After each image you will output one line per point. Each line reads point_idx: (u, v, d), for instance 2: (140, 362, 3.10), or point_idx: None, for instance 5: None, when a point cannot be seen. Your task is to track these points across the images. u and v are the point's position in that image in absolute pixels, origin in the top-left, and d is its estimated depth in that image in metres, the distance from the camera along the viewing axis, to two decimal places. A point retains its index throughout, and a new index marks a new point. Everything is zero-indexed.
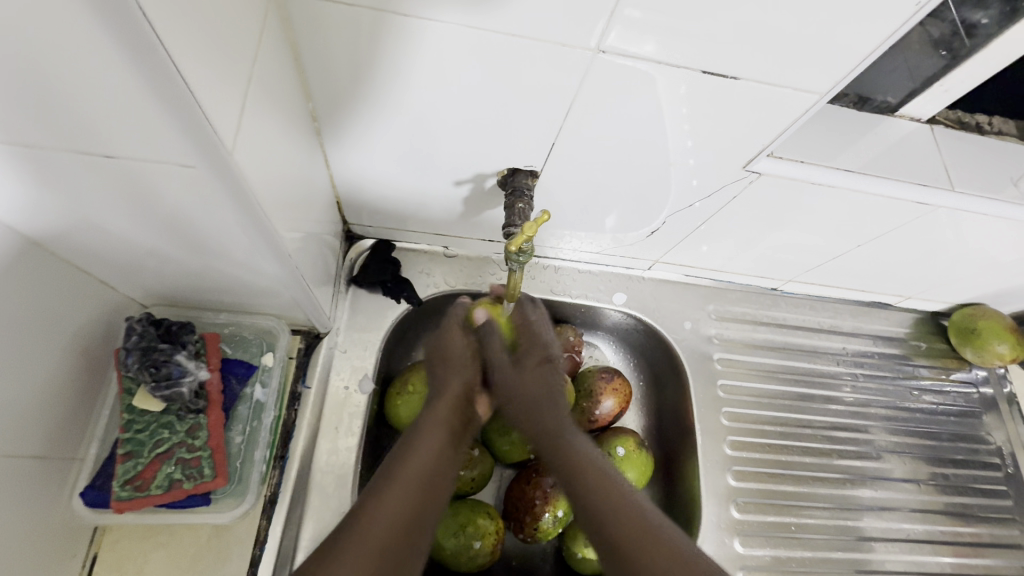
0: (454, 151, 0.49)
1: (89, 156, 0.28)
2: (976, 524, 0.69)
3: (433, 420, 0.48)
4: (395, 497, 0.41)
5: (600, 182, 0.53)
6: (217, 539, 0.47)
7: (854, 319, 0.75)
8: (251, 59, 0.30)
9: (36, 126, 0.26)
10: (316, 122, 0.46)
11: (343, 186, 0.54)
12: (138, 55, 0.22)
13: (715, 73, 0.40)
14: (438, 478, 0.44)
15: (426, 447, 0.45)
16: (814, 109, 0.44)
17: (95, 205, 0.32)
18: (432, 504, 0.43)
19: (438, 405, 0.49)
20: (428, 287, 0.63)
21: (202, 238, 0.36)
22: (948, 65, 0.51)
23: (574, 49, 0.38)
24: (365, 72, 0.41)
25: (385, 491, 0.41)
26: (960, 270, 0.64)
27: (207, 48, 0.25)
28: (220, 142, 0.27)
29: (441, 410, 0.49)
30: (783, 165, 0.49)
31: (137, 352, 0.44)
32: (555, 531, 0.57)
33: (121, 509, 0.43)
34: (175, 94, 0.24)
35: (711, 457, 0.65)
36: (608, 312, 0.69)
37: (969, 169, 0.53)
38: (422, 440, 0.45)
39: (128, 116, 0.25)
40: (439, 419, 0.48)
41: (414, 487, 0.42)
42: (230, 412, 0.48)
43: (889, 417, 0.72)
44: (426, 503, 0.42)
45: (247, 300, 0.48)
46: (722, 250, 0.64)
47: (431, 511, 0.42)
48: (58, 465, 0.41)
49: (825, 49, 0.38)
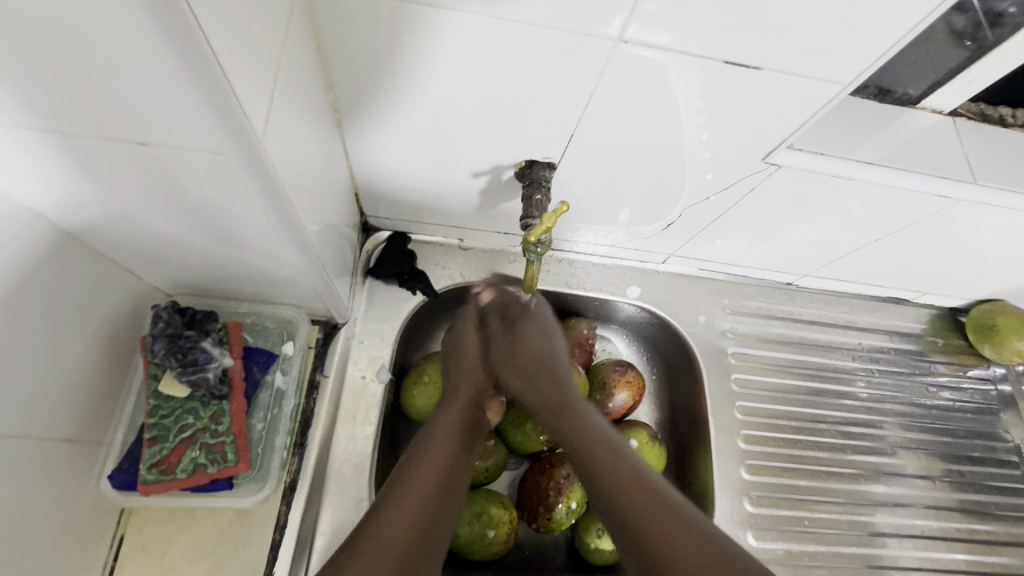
0: (472, 143, 0.49)
1: (122, 143, 0.28)
2: (992, 522, 0.68)
3: (452, 410, 0.52)
4: (414, 499, 0.43)
5: (616, 175, 0.53)
6: (239, 524, 0.48)
7: (870, 315, 0.74)
8: (279, 49, 0.30)
9: (72, 114, 0.26)
10: (337, 113, 0.46)
11: (361, 177, 0.55)
12: (177, 43, 0.22)
13: (737, 63, 0.40)
14: (449, 481, 0.46)
15: (436, 453, 0.47)
16: (836, 100, 0.43)
17: (127, 194, 0.33)
18: (446, 505, 0.45)
19: (447, 412, 0.52)
20: (443, 279, 0.64)
21: (228, 228, 0.37)
22: (972, 56, 0.51)
23: (595, 39, 0.38)
24: (387, 64, 0.41)
25: (400, 498, 0.43)
26: (979, 266, 0.64)
27: (241, 38, 0.25)
28: (252, 131, 0.27)
29: (450, 417, 0.51)
30: (803, 157, 0.49)
31: (164, 339, 0.45)
32: (568, 522, 0.57)
33: (147, 492, 0.44)
34: (211, 81, 0.24)
35: (724, 451, 0.65)
36: (622, 305, 0.69)
37: (992, 162, 0.52)
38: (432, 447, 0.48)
39: (162, 104, 0.26)
40: (448, 425, 0.51)
41: (429, 487, 0.45)
42: (252, 399, 0.50)
43: (904, 413, 0.72)
44: (438, 510, 0.44)
45: (269, 290, 0.49)
46: (738, 243, 0.64)
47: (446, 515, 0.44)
48: (87, 447, 0.42)
49: (849, 40, 0.37)
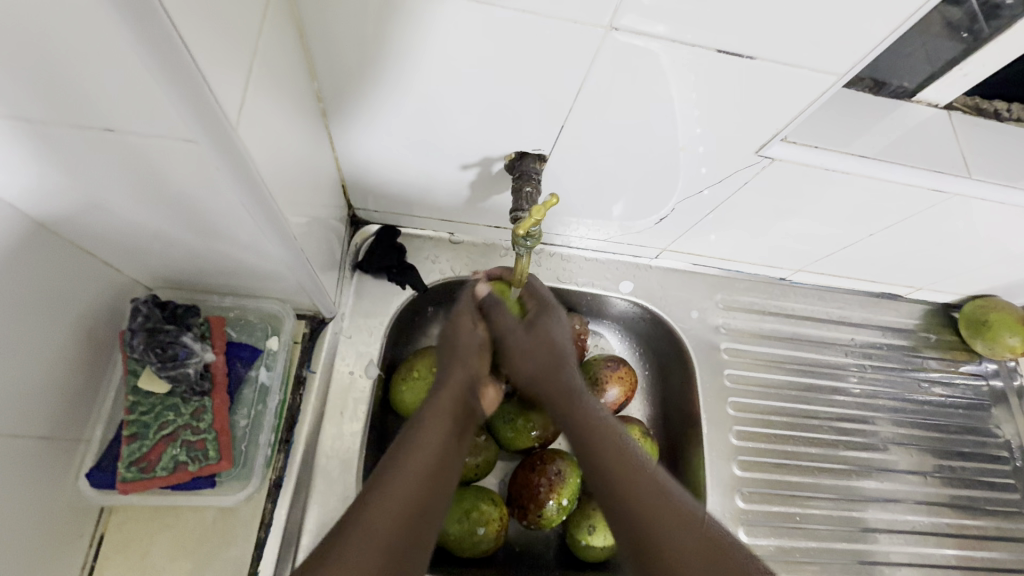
0: (460, 134, 0.48)
1: (90, 131, 0.27)
2: (982, 517, 0.68)
3: (449, 393, 0.49)
4: (410, 483, 0.41)
5: (608, 167, 0.52)
6: (223, 522, 0.47)
7: (863, 310, 0.74)
8: (255, 34, 0.29)
9: (35, 99, 0.25)
10: (322, 102, 0.45)
11: (348, 169, 0.53)
12: (140, 24, 0.21)
13: (730, 53, 0.39)
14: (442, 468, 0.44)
15: (431, 437, 0.45)
16: (831, 91, 0.42)
17: (100, 184, 0.32)
18: (440, 488, 0.43)
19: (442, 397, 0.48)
20: (433, 273, 0.63)
21: (206, 219, 0.35)
22: (969, 49, 0.50)
23: (585, 28, 0.37)
24: (372, 51, 0.40)
25: (394, 480, 0.41)
26: (973, 261, 0.63)
27: (211, 19, 0.24)
28: (225, 117, 0.26)
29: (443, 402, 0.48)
30: (797, 150, 0.48)
31: (143, 333, 0.43)
32: (559, 518, 0.57)
33: (126, 490, 0.43)
34: (179, 66, 0.23)
35: (716, 447, 0.64)
36: (615, 300, 0.68)
37: (987, 156, 0.52)
38: (425, 432, 0.45)
39: (129, 89, 0.24)
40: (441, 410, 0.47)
41: (429, 469, 0.43)
42: (235, 395, 0.49)
43: (896, 409, 0.72)
44: (431, 495, 0.42)
45: (253, 284, 0.48)
46: (731, 238, 0.63)
47: (439, 499, 0.43)
48: (64, 445, 0.41)
49: (845, 29, 0.37)
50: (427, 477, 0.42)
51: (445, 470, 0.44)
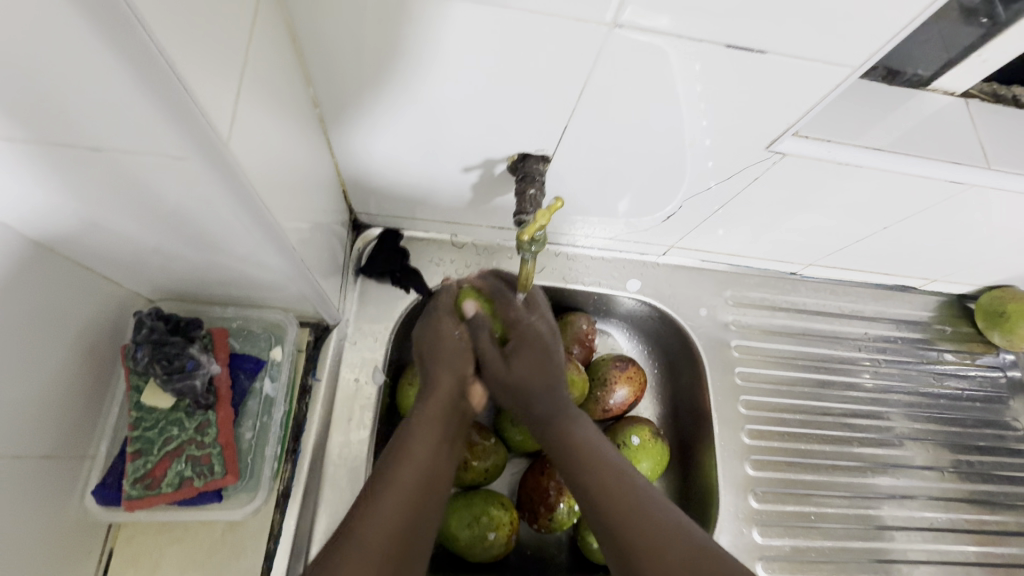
0: (461, 137, 0.47)
1: (76, 150, 0.26)
2: (1002, 512, 0.67)
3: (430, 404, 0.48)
4: (389, 507, 0.41)
5: (615, 164, 0.50)
6: (232, 535, 0.46)
7: (876, 303, 0.72)
8: (245, 44, 0.28)
9: (20, 123, 0.24)
10: (318, 108, 0.44)
11: (348, 173, 0.53)
12: (118, 39, 0.20)
13: (739, 47, 0.37)
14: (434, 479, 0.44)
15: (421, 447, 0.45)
16: (846, 83, 0.41)
17: (95, 203, 0.31)
18: (431, 502, 0.43)
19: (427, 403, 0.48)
20: (437, 276, 0.62)
21: (203, 235, 0.35)
22: (987, 34, 0.48)
23: (587, 24, 0.36)
24: (368, 54, 0.39)
25: (381, 499, 0.41)
26: (991, 251, 0.62)
27: (193, 34, 0.23)
28: (214, 133, 0.25)
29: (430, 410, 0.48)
30: (808, 144, 0.47)
31: (149, 345, 0.43)
32: (569, 521, 0.56)
33: (132, 507, 0.43)
34: (156, 78, 0.22)
35: (728, 447, 0.63)
36: (621, 298, 0.67)
37: (1006, 143, 0.50)
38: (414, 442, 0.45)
39: (116, 108, 0.24)
40: (430, 420, 0.47)
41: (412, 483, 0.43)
42: (240, 407, 0.48)
43: (911, 403, 0.70)
44: (423, 506, 0.42)
45: (254, 294, 0.47)
46: (740, 234, 0.62)
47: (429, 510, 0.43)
48: (70, 464, 0.41)
49: (858, 23, 0.35)
50: (416, 490, 0.43)
51: (436, 477, 0.45)
